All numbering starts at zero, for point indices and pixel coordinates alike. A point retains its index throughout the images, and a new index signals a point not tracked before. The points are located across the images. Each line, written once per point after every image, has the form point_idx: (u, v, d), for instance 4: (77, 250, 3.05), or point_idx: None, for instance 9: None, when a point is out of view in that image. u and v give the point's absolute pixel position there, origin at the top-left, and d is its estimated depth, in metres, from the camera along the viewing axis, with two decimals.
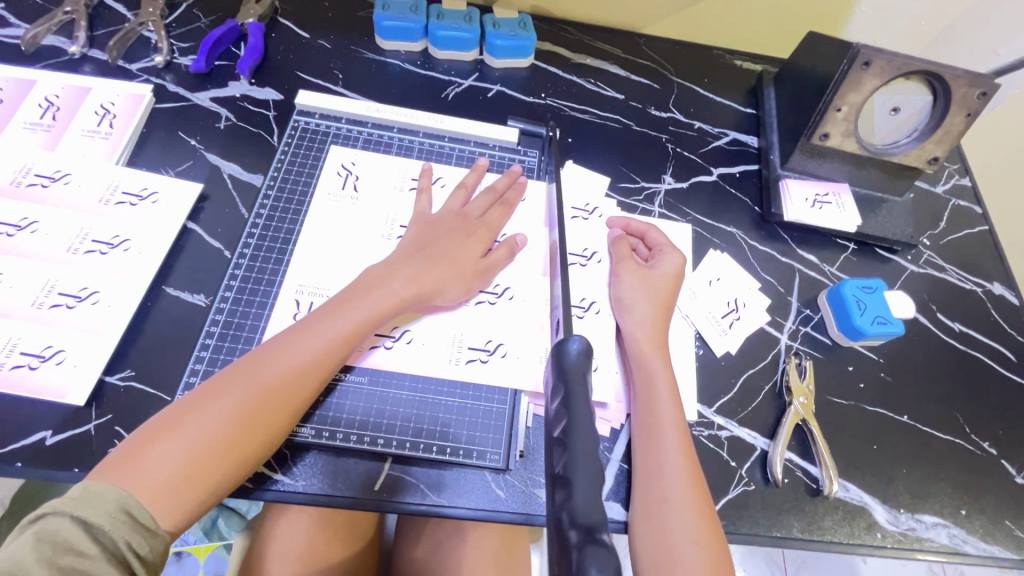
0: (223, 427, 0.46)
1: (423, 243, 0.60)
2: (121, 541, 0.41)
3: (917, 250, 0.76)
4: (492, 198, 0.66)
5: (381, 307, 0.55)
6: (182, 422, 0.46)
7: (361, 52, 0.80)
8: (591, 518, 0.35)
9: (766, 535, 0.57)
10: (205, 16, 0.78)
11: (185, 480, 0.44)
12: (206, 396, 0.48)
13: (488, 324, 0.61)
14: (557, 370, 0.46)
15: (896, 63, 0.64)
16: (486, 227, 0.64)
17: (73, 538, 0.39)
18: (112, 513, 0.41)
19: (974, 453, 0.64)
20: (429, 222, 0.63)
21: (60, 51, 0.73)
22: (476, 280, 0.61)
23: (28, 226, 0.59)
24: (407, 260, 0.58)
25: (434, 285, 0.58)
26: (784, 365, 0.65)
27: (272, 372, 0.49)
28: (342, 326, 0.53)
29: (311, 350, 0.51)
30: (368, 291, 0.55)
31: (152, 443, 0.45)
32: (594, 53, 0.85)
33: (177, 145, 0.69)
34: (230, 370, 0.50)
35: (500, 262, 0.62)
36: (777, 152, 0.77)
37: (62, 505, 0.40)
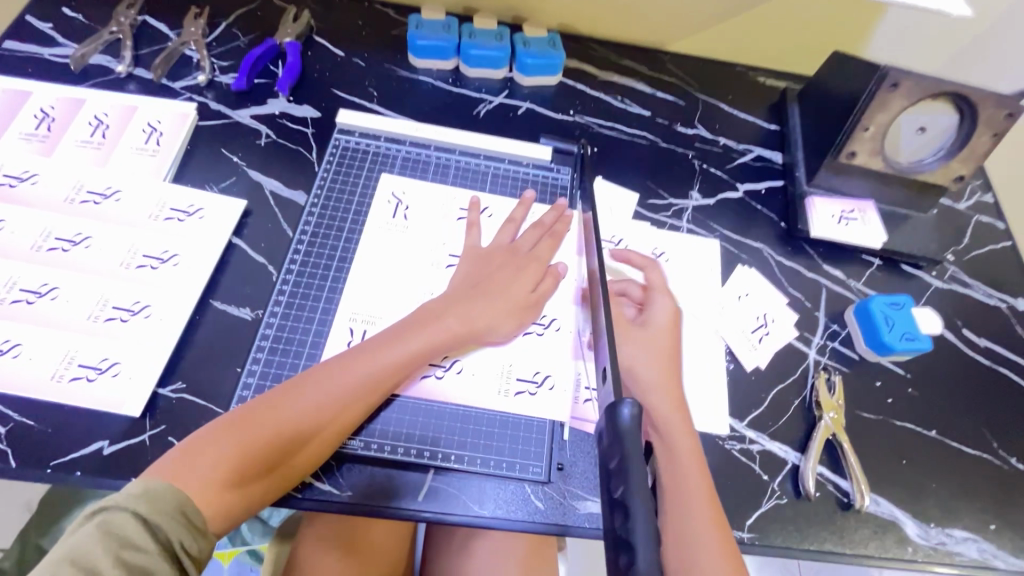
0: (277, 440, 0.49)
1: (477, 279, 0.62)
2: (175, 541, 0.42)
3: (941, 266, 0.77)
4: (541, 232, 0.68)
5: (436, 340, 0.57)
6: (237, 432, 0.48)
7: (394, 70, 0.82)
8: None
9: (798, 548, 0.58)
10: (244, 35, 0.81)
11: (234, 487, 0.46)
12: (264, 407, 0.50)
13: (533, 355, 0.62)
14: (609, 434, 0.37)
15: (924, 84, 0.65)
16: (536, 261, 0.65)
17: (135, 536, 0.41)
18: (170, 513, 0.43)
19: (1002, 468, 0.65)
20: (482, 256, 0.65)
21: (107, 69, 0.75)
22: (526, 314, 0.62)
23: (83, 242, 0.61)
24: (464, 298, 0.60)
25: (487, 322, 0.59)
26: (813, 380, 0.67)
27: (330, 393, 0.52)
28: (398, 356, 0.55)
29: (368, 376, 0.53)
30: (425, 325, 0.57)
31: (208, 447, 0.47)
32: (620, 70, 0.87)
33: (220, 161, 0.71)
34: (289, 384, 0.52)
35: (547, 293, 0.64)
36: (802, 169, 0.79)
37: (125, 501, 0.42)
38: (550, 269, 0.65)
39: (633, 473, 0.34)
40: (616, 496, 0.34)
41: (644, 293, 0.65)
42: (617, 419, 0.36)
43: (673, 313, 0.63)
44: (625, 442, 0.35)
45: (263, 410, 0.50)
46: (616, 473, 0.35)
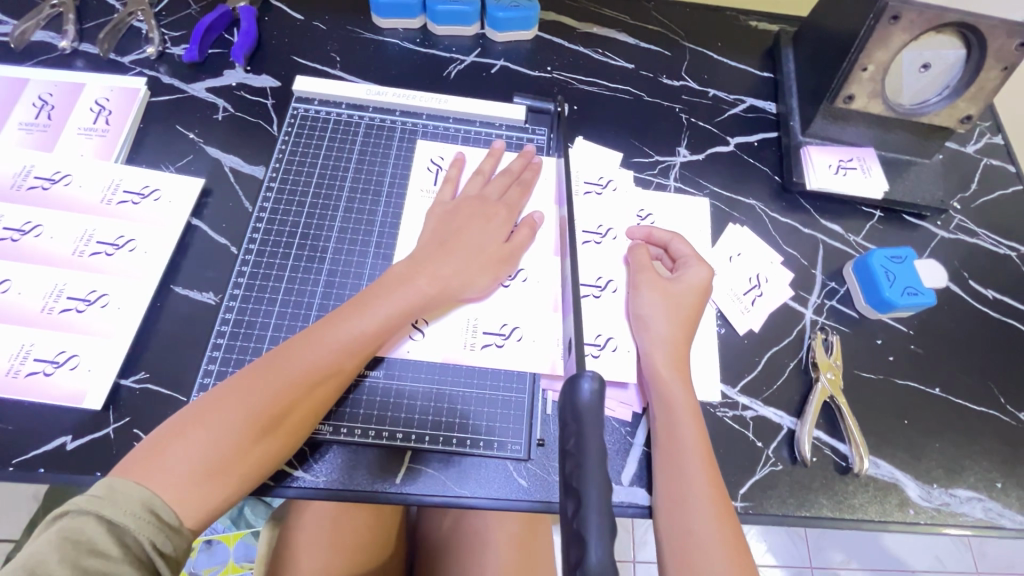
0: (246, 425, 0.46)
1: (445, 234, 0.58)
2: (146, 542, 0.40)
3: (947, 215, 0.73)
4: (509, 180, 0.64)
5: (409, 304, 0.53)
6: (203, 421, 0.45)
7: (358, 33, 0.76)
8: None
9: (794, 515, 0.56)
10: (195, 2, 0.76)
11: (210, 480, 0.44)
12: (229, 393, 0.47)
13: (504, 307, 0.60)
14: (566, 415, 0.36)
15: (928, 15, 0.60)
16: (507, 209, 0.62)
17: (96, 539, 0.38)
18: (136, 513, 0.40)
19: (1010, 425, 0.62)
20: (447, 211, 0.61)
21: (50, 46, 0.70)
22: (501, 268, 0.59)
23: (32, 230, 0.58)
24: (433, 257, 0.56)
25: (461, 281, 0.56)
26: (809, 340, 0.63)
27: (298, 368, 0.48)
28: (370, 323, 0.51)
29: (337, 347, 0.50)
30: (396, 289, 0.53)
31: (175, 441, 0.44)
32: (601, 21, 0.81)
33: (176, 139, 0.67)
34: (254, 366, 0.49)
35: (523, 243, 0.61)
36: (797, 118, 0.74)
37: (87, 504, 0.39)
38: (524, 220, 0.62)
39: (589, 456, 0.33)
40: (570, 481, 0.33)
41: (677, 260, 0.61)
42: (577, 401, 0.35)
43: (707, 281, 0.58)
44: (585, 421, 0.34)
45: (231, 395, 0.46)
46: (572, 456, 0.34)
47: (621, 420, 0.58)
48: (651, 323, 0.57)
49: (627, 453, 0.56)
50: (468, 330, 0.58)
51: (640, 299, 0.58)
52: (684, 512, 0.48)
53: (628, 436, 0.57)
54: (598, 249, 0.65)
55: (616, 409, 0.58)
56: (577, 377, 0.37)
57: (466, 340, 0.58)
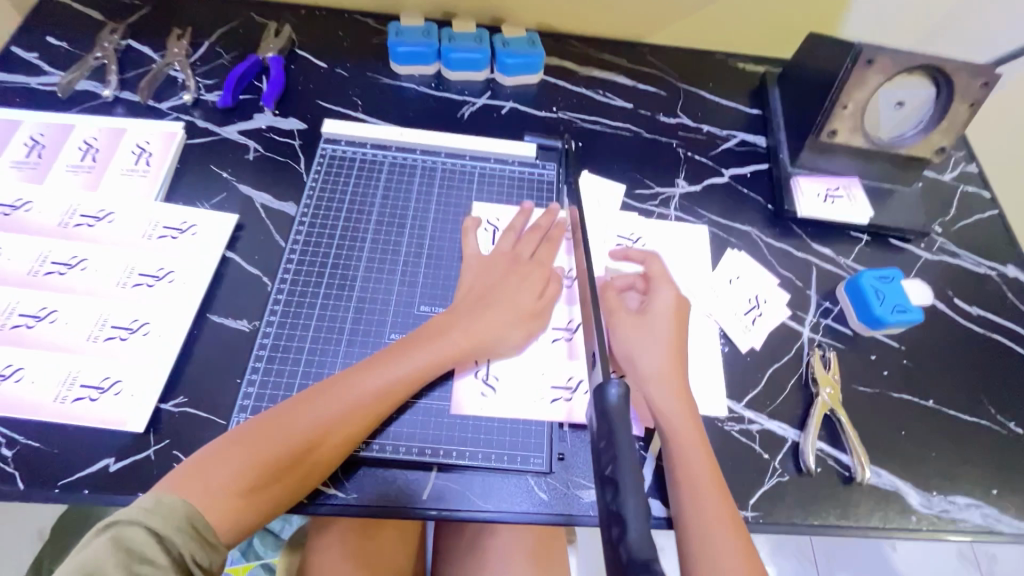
0: (286, 453, 0.49)
1: (482, 290, 0.62)
2: (189, 556, 0.43)
3: (930, 238, 0.78)
4: (538, 236, 0.68)
5: (442, 355, 0.57)
6: (245, 443, 0.48)
7: (377, 78, 0.83)
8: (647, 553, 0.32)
9: (803, 523, 0.59)
10: (227, 52, 0.82)
11: (247, 497, 0.47)
12: (271, 422, 0.50)
13: (539, 359, 0.62)
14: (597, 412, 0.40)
15: (898, 58, 0.66)
16: (539, 267, 0.65)
17: (146, 548, 0.41)
18: (181, 526, 0.43)
19: (1001, 434, 0.65)
20: (482, 265, 0.65)
21: (93, 94, 0.76)
22: (534, 322, 0.62)
23: (78, 264, 0.62)
24: (470, 309, 0.60)
25: (494, 335, 0.59)
26: (808, 357, 0.67)
27: (340, 406, 0.52)
28: (410, 368, 0.55)
29: (375, 392, 0.53)
30: (436, 337, 0.58)
31: (219, 458, 0.47)
32: (601, 65, 0.88)
33: (210, 178, 0.72)
34: (298, 399, 0.52)
35: (553, 298, 0.64)
36: (786, 150, 0.79)
37: (140, 515, 0.42)
38: (553, 274, 0.66)
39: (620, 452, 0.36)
40: (608, 474, 0.37)
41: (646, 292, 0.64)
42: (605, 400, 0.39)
43: (676, 301, 0.62)
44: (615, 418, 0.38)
45: (273, 422, 0.50)
46: (605, 451, 0.38)
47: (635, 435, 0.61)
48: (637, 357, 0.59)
49: (642, 466, 0.59)
50: (540, 382, 0.61)
51: (622, 325, 0.61)
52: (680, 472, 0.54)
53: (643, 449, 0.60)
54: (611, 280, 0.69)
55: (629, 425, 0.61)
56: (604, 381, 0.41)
57: (537, 393, 0.60)
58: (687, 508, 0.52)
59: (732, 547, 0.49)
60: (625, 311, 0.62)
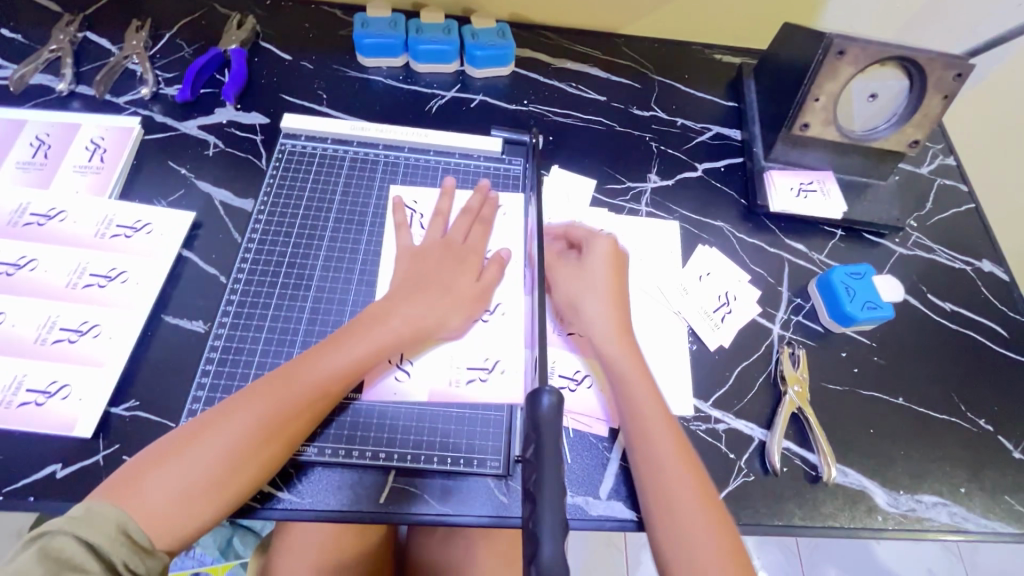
0: (221, 457, 0.47)
1: (418, 278, 0.61)
2: (120, 563, 0.41)
3: (905, 233, 0.77)
4: (470, 219, 0.67)
5: (380, 344, 0.55)
6: (180, 450, 0.47)
7: (344, 71, 0.81)
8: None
9: (768, 524, 0.58)
10: (189, 45, 0.80)
11: (186, 504, 0.45)
12: (202, 426, 0.48)
13: (481, 343, 0.61)
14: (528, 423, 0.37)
15: (870, 49, 0.65)
16: (473, 253, 0.64)
17: (75, 557, 0.40)
18: (111, 534, 0.42)
19: (971, 431, 0.65)
20: (418, 254, 0.63)
21: (48, 89, 0.74)
22: (474, 307, 0.61)
23: (27, 264, 0.61)
24: (406, 296, 0.59)
25: (433, 321, 0.58)
26: (777, 355, 0.66)
27: (271, 403, 0.50)
28: (348, 357, 0.54)
29: (308, 385, 0.52)
30: (374, 325, 0.56)
31: (154, 469, 0.46)
32: (574, 57, 0.86)
33: (168, 174, 0.70)
34: (230, 401, 0.50)
35: (494, 280, 0.63)
36: (760, 144, 0.78)
37: (66, 525, 0.41)
38: (491, 259, 0.64)
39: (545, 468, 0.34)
40: (530, 486, 0.35)
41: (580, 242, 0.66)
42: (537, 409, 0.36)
43: (611, 248, 0.64)
44: (543, 431, 0.36)
45: (208, 425, 0.48)
46: (530, 464, 0.35)
47: (598, 436, 0.60)
48: (579, 307, 0.61)
49: (605, 468, 0.58)
50: (451, 366, 0.60)
51: (562, 274, 0.63)
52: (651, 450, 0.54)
53: (607, 451, 0.59)
54: None
55: (592, 425, 0.60)
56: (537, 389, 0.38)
57: (450, 376, 0.59)
58: (654, 518, 0.52)
59: (699, 517, 0.50)
60: (565, 264, 0.65)
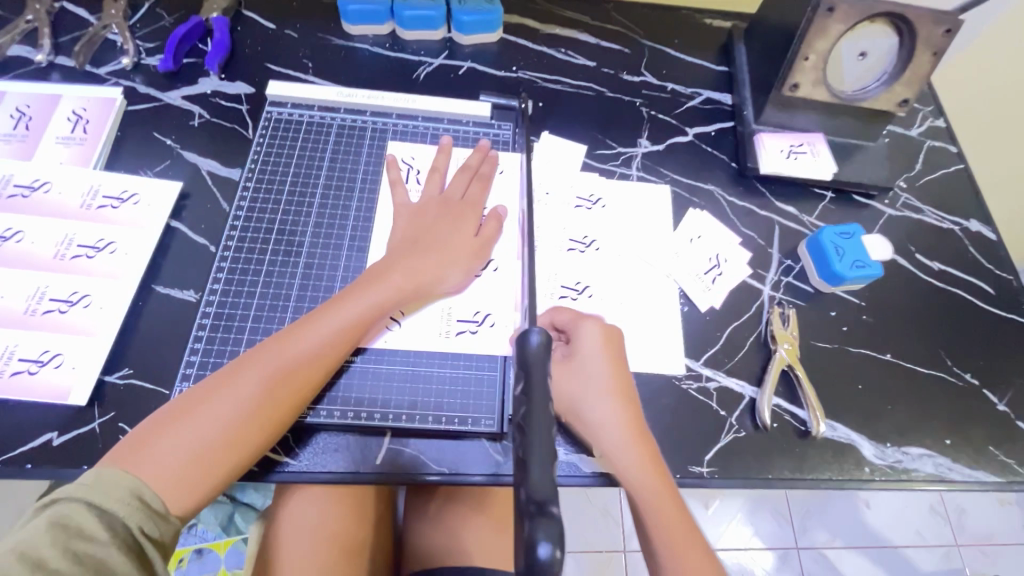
0: (234, 416, 0.47)
1: (416, 233, 0.61)
2: (134, 527, 0.41)
3: (894, 194, 0.77)
4: (469, 176, 0.67)
5: (383, 299, 0.55)
6: (187, 414, 0.47)
7: (329, 39, 0.79)
8: (543, 493, 0.34)
9: (758, 477, 0.59)
10: (169, 14, 0.78)
11: (198, 466, 0.46)
12: (213, 387, 0.49)
13: (476, 296, 0.62)
14: (518, 363, 0.42)
15: (860, 6, 0.64)
16: (472, 208, 0.64)
17: (85, 524, 0.39)
18: (124, 499, 0.41)
19: (957, 385, 0.66)
20: (416, 213, 0.63)
21: (26, 60, 0.72)
22: (475, 260, 0.61)
23: (13, 236, 0.60)
24: (406, 254, 0.58)
25: (434, 277, 0.58)
26: (767, 315, 0.67)
27: (279, 360, 0.50)
28: (349, 315, 0.54)
29: (315, 342, 0.52)
30: (375, 282, 0.56)
31: (162, 434, 0.46)
32: (563, 22, 0.85)
33: (153, 145, 0.69)
34: (238, 362, 0.51)
35: (493, 236, 0.64)
36: (750, 107, 0.78)
37: (77, 492, 0.40)
38: (488, 214, 0.64)
39: (534, 400, 0.39)
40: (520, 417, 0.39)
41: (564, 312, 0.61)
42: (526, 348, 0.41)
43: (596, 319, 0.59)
44: (533, 368, 0.40)
45: (212, 389, 0.49)
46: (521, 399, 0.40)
47: None
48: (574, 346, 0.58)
49: None
50: (443, 318, 0.61)
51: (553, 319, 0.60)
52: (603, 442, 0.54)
53: None
54: (581, 258, 0.67)
55: None
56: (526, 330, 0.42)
57: (441, 328, 0.60)
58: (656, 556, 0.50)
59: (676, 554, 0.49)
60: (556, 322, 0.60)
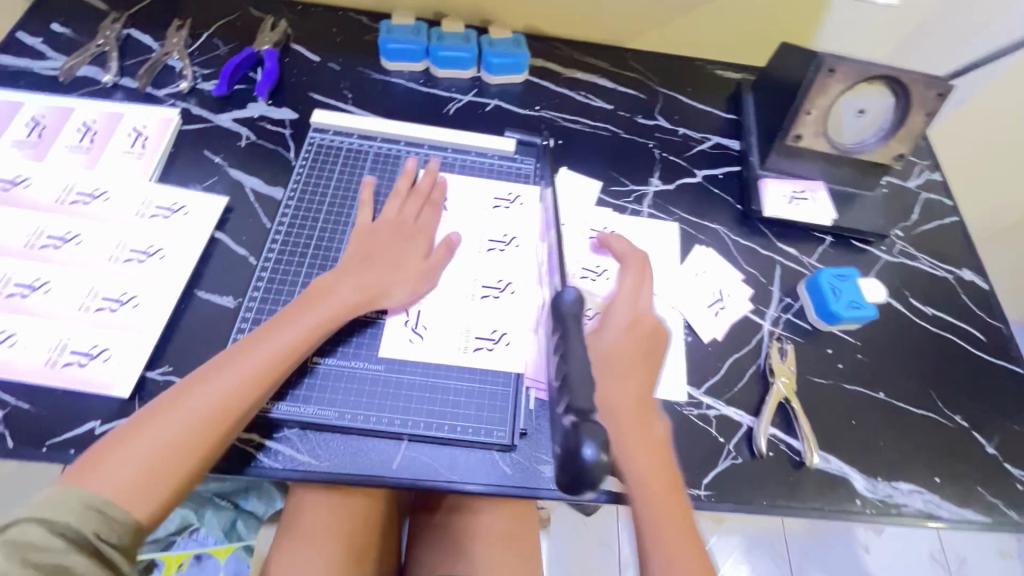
0: (184, 427, 0.49)
1: (364, 256, 0.64)
2: (90, 533, 0.44)
3: (890, 241, 0.82)
4: (419, 201, 0.71)
5: (318, 320, 0.58)
6: (142, 430, 0.49)
7: (369, 73, 0.86)
8: (583, 404, 0.46)
9: (754, 504, 0.62)
10: (225, 44, 0.85)
11: (158, 481, 0.47)
12: (171, 403, 0.50)
13: (494, 315, 0.67)
14: (556, 314, 0.54)
15: (858, 68, 0.70)
16: (423, 233, 0.69)
17: (36, 537, 0.42)
18: (76, 511, 0.44)
19: (947, 426, 0.69)
20: (372, 232, 0.67)
21: (94, 80, 0.79)
22: (424, 281, 0.66)
23: (73, 239, 0.65)
24: (347, 271, 0.62)
25: (376, 293, 0.62)
26: (767, 349, 0.71)
27: (221, 378, 0.53)
28: (290, 335, 0.57)
29: (279, 347, 0.56)
30: (315, 303, 0.59)
31: (118, 450, 0.48)
32: (584, 67, 0.92)
33: (203, 162, 0.75)
34: (185, 381, 0.53)
35: (441, 262, 0.68)
36: (756, 154, 0.83)
37: (23, 514, 0.43)
38: (442, 242, 0.69)
39: (572, 339, 0.51)
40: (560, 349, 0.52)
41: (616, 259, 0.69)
42: (560, 301, 0.53)
43: (636, 285, 0.66)
44: (569, 318, 0.52)
45: (175, 403, 0.51)
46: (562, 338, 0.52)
47: None
48: (603, 330, 0.63)
49: None
50: (462, 333, 0.65)
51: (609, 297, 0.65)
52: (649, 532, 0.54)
53: None
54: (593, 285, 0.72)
55: None
56: (561, 290, 0.55)
57: (460, 343, 0.65)
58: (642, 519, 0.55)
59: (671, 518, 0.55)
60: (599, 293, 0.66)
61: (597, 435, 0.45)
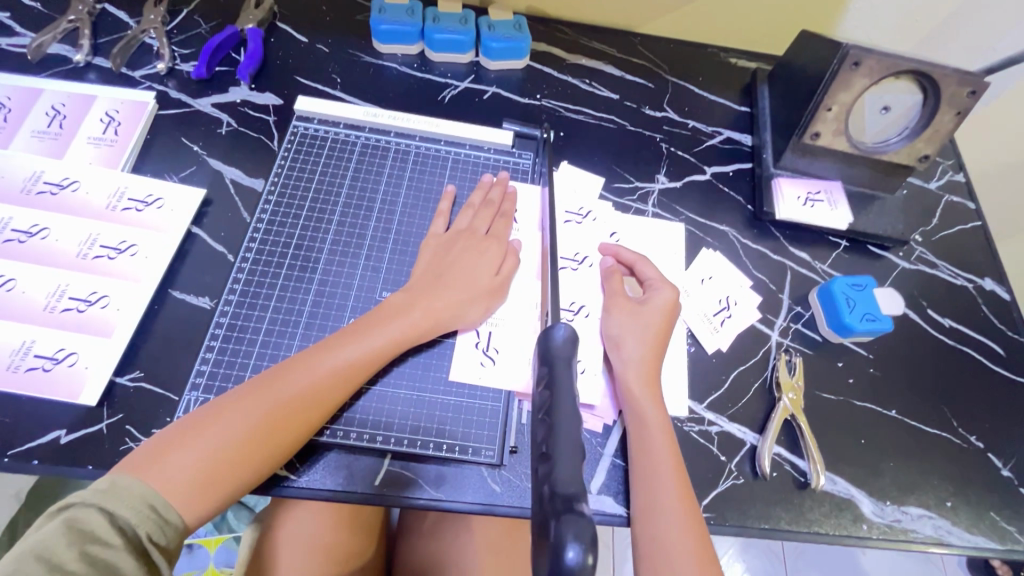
0: (250, 431, 0.48)
1: (439, 268, 0.62)
2: (144, 535, 0.42)
3: (909, 247, 0.77)
4: (492, 212, 0.68)
5: (397, 335, 0.56)
6: (205, 428, 0.48)
7: (359, 56, 0.81)
8: (568, 489, 0.37)
9: (755, 527, 0.59)
10: (206, 22, 0.80)
11: (209, 483, 0.46)
12: (237, 401, 0.50)
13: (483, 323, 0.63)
14: (544, 357, 0.47)
15: (885, 62, 0.65)
16: (496, 241, 0.65)
17: (98, 529, 0.41)
18: (138, 508, 0.43)
19: (961, 447, 0.65)
20: (441, 243, 0.64)
21: (66, 59, 0.74)
22: (493, 299, 0.62)
23: (39, 233, 0.61)
24: (427, 288, 0.59)
25: (450, 314, 0.59)
26: (774, 361, 0.67)
27: (291, 388, 0.51)
28: (362, 350, 0.54)
29: (349, 361, 0.54)
30: (389, 317, 0.57)
31: (179, 446, 0.47)
32: (590, 53, 0.86)
33: (180, 151, 0.70)
34: (256, 381, 0.51)
35: (510, 273, 0.64)
36: (769, 151, 0.78)
37: (92, 496, 0.42)
38: (509, 248, 0.65)
39: (559, 388, 0.44)
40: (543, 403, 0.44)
41: (646, 283, 0.65)
42: (551, 342, 0.47)
43: (672, 304, 0.62)
44: (557, 365, 0.46)
45: (240, 402, 0.50)
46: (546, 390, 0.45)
47: (592, 431, 0.61)
48: (624, 345, 0.60)
49: (599, 463, 0.59)
50: (450, 343, 0.62)
51: (620, 311, 0.62)
52: (656, 507, 0.53)
53: (600, 447, 0.60)
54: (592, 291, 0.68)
55: (588, 421, 0.61)
56: (552, 327, 0.48)
57: (447, 353, 0.61)
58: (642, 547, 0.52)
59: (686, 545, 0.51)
60: (625, 302, 0.63)
61: (582, 531, 0.35)
